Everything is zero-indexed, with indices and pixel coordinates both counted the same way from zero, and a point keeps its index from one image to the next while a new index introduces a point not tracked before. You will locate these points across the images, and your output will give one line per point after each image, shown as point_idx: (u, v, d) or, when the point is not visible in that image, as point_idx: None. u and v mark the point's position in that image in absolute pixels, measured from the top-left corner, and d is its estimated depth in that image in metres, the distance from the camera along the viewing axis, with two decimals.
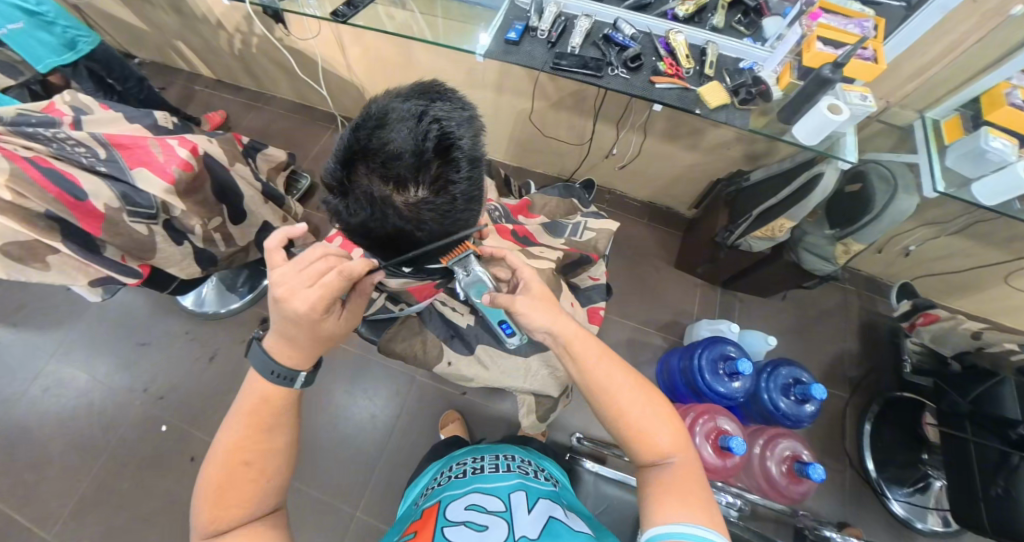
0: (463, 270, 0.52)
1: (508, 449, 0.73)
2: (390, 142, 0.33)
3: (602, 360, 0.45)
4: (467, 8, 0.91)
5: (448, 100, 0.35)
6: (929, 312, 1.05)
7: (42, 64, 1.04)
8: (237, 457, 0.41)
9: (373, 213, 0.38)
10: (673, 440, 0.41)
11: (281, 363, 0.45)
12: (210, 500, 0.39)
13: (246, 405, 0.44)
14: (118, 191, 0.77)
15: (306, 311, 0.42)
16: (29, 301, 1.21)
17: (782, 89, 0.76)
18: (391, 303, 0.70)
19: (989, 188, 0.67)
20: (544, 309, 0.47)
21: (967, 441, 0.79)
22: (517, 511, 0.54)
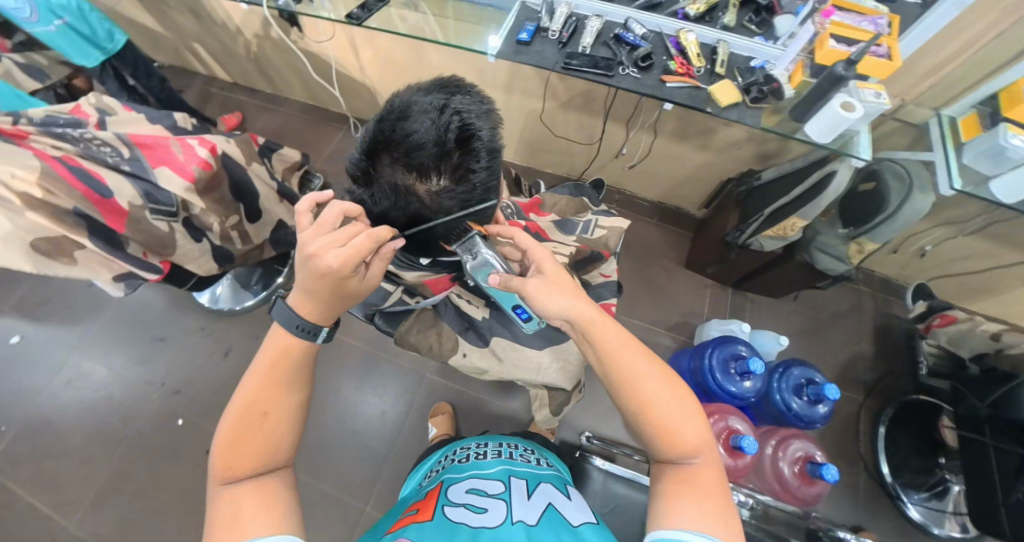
0: (469, 253, 0.54)
1: (511, 440, 0.76)
2: (413, 134, 0.34)
3: (626, 350, 0.44)
4: (479, 9, 0.93)
5: (469, 93, 0.36)
6: (946, 312, 1.02)
7: (93, 59, 1.15)
8: (251, 410, 0.41)
9: (397, 201, 0.40)
10: (697, 440, 0.40)
11: (306, 318, 0.45)
12: (223, 448, 0.39)
13: (260, 360, 0.45)
14: (142, 190, 0.80)
15: (333, 270, 0.40)
16: (53, 297, 1.24)
17: (794, 87, 0.76)
18: (407, 296, 0.71)
19: (1010, 187, 0.66)
20: (561, 295, 0.46)
21: (987, 444, 0.77)
22: (517, 495, 0.54)
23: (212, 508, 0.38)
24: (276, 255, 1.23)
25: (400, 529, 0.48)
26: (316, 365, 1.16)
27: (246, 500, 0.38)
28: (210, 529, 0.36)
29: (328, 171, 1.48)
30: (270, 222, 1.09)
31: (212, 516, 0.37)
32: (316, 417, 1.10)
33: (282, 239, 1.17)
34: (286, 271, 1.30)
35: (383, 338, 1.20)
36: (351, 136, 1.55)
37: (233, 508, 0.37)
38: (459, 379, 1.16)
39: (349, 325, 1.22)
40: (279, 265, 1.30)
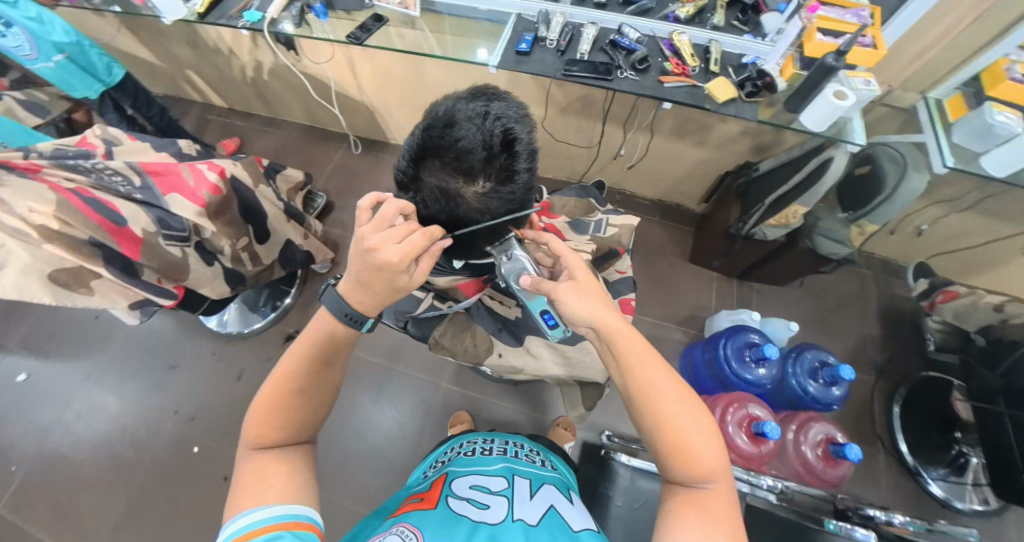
0: (505, 256, 0.56)
1: (518, 439, 0.78)
2: (460, 140, 0.36)
3: (648, 364, 0.44)
4: (476, 22, 0.95)
5: (506, 98, 0.38)
6: (948, 289, 1.06)
7: (92, 89, 1.15)
8: (293, 385, 0.45)
9: (446, 203, 0.43)
10: (712, 464, 0.40)
11: (355, 307, 0.47)
12: (259, 415, 0.44)
13: (303, 336, 0.48)
14: (154, 216, 0.80)
15: (390, 264, 0.42)
16: (60, 330, 1.23)
17: (786, 80, 0.79)
18: (438, 302, 0.76)
19: (1000, 161, 0.70)
20: (587, 301, 0.48)
21: (1002, 413, 0.78)
22: (521, 494, 0.55)
23: (239, 468, 0.41)
24: (284, 276, 1.23)
25: (403, 514, 0.49)
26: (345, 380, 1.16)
27: (269, 466, 0.41)
28: (235, 487, 0.40)
29: (331, 189, 1.50)
30: (279, 242, 1.09)
31: (239, 474, 0.41)
32: (334, 434, 1.09)
33: (292, 257, 1.16)
34: (294, 291, 1.29)
35: (398, 351, 1.20)
36: (352, 154, 1.57)
37: (257, 472, 0.41)
38: (477, 387, 1.16)
39: (362, 340, 1.22)
40: (287, 286, 1.30)
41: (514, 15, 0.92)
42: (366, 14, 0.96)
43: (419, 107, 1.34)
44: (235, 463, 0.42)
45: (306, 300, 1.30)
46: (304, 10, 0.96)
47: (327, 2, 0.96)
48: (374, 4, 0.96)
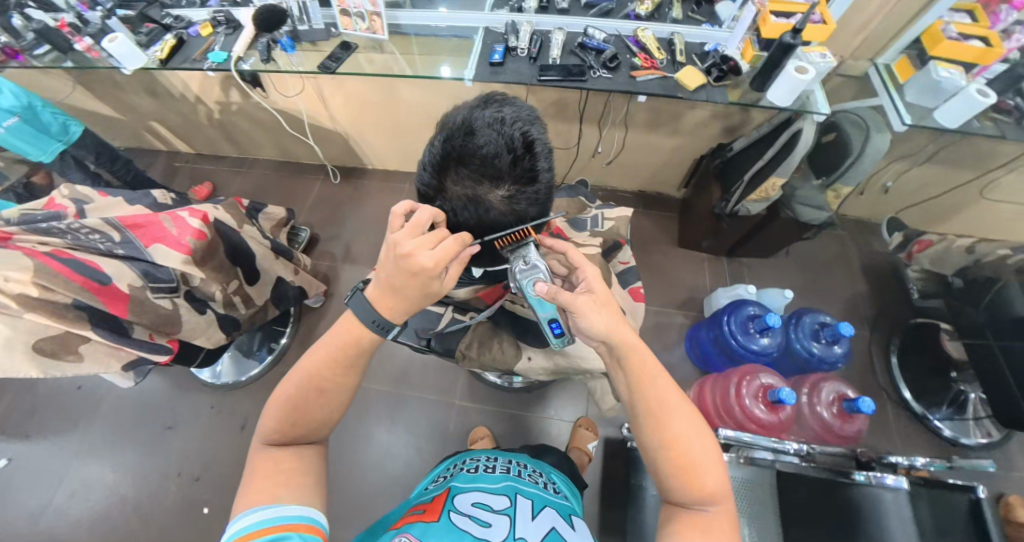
0: (521, 260, 0.50)
1: (519, 457, 0.69)
2: (483, 146, 0.38)
3: (659, 383, 0.45)
4: (443, 40, 0.97)
5: (516, 104, 0.41)
6: (921, 239, 1.15)
7: (49, 150, 1.10)
8: (315, 383, 0.45)
9: (474, 209, 0.44)
10: (715, 486, 0.41)
11: (381, 313, 0.45)
12: (281, 412, 0.44)
13: (333, 335, 0.47)
14: (140, 270, 0.77)
15: (425, 270, 0.41)
16: (40, 407, 1.16)
17: (748, 62, 0.83)
18: (459, 314, 0.76)
19: (950, 113, 0.77)
20: (608, 315, 0.47)
21: (992, 345, 0.83)
22: (522, 514, 0.49)
23: (252, 459, 0.42)
24: (278, 315, 1.19)
25: (405, 526, 0.47)
26: (351, 414, 1.12)
27: (279, 463, 0.42)
28: (247, 478, 0.41)
29: (315, 222, 1.48)
30: (271, 280, 1.06)
31: (252, 467, 0.41)
32: (351, 468, 1.06)
33: (285, 295, 1.12)
34: (290, 330, 1.25)
35: (408, 375, 1.18)
36: (332, 184, 1.56)
37: (270, 467, 0.41)
38: (494, 398, 1.15)
39: (368, 369, 1.19)
40: (282, 325, 1.26)
41: (482, 29, 0.94)
42: (334, 43, 0.96)
43: (395, 129, 1.34)
44: (248, 453, 0.43)
45: (304, 337, 1.26)
46: (270, 45, 0.95)
47: (294, 36, 0.96)
48: (341, 33, 0.97)
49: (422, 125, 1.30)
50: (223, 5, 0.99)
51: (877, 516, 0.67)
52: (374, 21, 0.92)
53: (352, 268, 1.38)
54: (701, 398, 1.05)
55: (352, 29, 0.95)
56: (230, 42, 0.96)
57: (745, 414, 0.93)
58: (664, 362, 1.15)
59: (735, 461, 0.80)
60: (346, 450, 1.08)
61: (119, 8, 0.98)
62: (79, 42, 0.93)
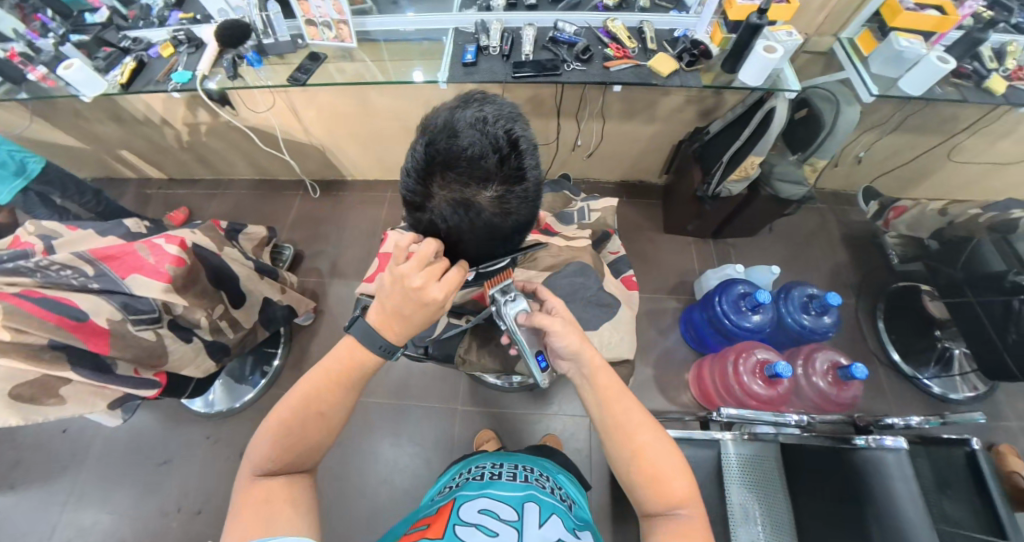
0: (504, 294, 0.55)
1: (526, 461, 0.68)
2: (468, 147, 0.38)
3: (622, 397, 0.47)
4: (413, 44, 0.96)
5: (496, 102, 0.41)
6: (896, 206, 1.16)
7: (12, 187, 1.05)
8: (310, 407, 0.44)
9: (464, 213, 0.43)
10: (684, 492, 0.42)
11: (388, 338, 0.46)
12: (275, 439, 0.43)
13: (333, 358, 0.47)
14: (118, 302, 0.74)
15: (436, 302, 0.44)
16: (25, 455, 1.11)
17: (718, 46, 0.85)
18: (455, 318, 0.74)
19: (915, 81, 0.80)
20: (574, 335, 0.50)
21: (972, 303, 0.87)
22: (529, 524, 0.48)
23: (242, 491, 0.41)
24: (268, 337, 1.16)
25: None
26: (353, 431, 1.10)
27: (273, 494, 0.40)
28: (239, 512, 0.39)
29: (298, 239, 1.45)
30: (257, 301, 1.03)
31: (242, 501, 0.40)
32: (358, 485, 1.04)
33: (273, 316, 1.09)
34: (281, 351, 1.22)
35: (408, 384, 1.17)
36: (312, 199, 1.54)
37: (262, 499, 0.40)
38: (496, 399, 1.14)
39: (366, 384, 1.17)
40: (273, 347, 1.23)
41: (451, 30, 0.93)
42: (302, 55, 0.94)
43: (372, 138, 1.32)
44: (238, 484, 0.41)
45: (297, 356, 1.24)
46: (236, 61, 0.92)
47: (259, 50, 0.93)
48: (308, 43, 0.95)
49: (400, 132, 1.29)
50: (182, 23, 0.96)
51: (880, 475, 0.68)
52: (341, 29, 0.90)
53: (340, 282, 1.36)
54: (700, 379, 1.08)
55: (320, 39, 0.94)
56: (193, 61, 0.93)
57: (745, 391, 0.94)
58: (660, 347, 1.17)
59: (740, 438, 0.79)
60: (351, 468, 1.06)
61: (73, 34, 0.95)
62: (31, 72, 0.90)
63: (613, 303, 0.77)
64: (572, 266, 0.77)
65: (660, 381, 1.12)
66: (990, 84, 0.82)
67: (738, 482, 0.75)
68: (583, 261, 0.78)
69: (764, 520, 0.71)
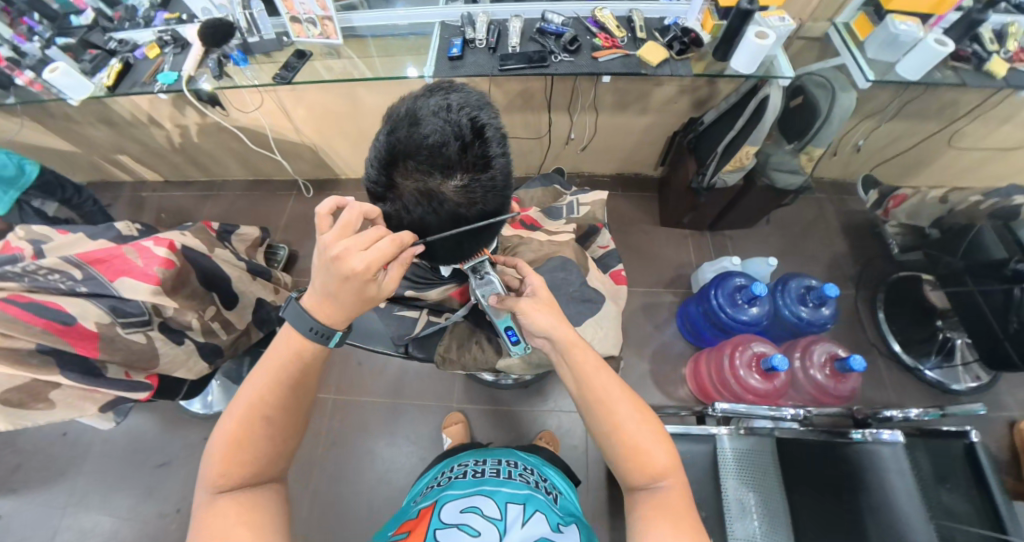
0: (477, 275, 0.56)
1: (512, 455, 0.67)
2: (429, 135, 0.37)
3: (598, 374, 0.46)
4: (401, 39, 0.94)
5: (463, 90, 0.40)
6: (896, 194, 1.14)
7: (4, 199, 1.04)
8: (257, 414, 0.44)
9: (429, 204, 0.43)
10: (664, 463, 0.42)
11: (320, 320, 0.45)
12: (224, 456, 0.42)
13: (274, 355, 0.46)
14: (106, 306, 0.74)
15: (357, 274, 0.40)
16: (25, 460, 1.12)
17: (709, 33, 0.83)
18: (435, 316, 0.73)
19: (914, 64, 0.78)
20: (549, 314, 0.49)
21: (972, 292, 0.85)
22: (512, 525, 0.47)
23: (199, 514, 0.40)
24: (263, 338, 1.15)
25: None
26: (347, 431, 1.10)
27: (229, 510, 0.40)
28: (199, 535, 0.39)
29: (292, 239, 1.45)
30: (250, 302, 1.01)
31: (201, 520, 0.40)
32: (354, 485, 1.04)
33: (267, 317, 1.08)
34: None
35: (402, 383, 1.17)
36: (306, 199, 1.53)
37: (222, 518, 0.39)
38: (490, 396, 1.14)
39: (361, 383, 1.17)
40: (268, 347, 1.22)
41: (437, 24, 0.92)
42: (288, 53, 0.93)
43: (362, 136, 1.31)
44: (195, 508, 0.41)
45: None
46: (221, 61, 0.91)
47: (244, 49, 0.92)
48: (294, 41, 0.94)
49: None
50: (168, 24, 0.95)
51: (875, 468, 0.68)
52: (326, 26, 0.89)
53: None
54: (697, 373, 1.07)
55: (305, 37, 0.92)
56: (179, 61, 0.92)
57: (743, 386, 0.93)
58: (656, 341, 1.16)
59: (735, 433, 0.78)
60: (346, 467, 1.06)
61: (59, 37, 0.94)
62: (19, 76, 0.90)
63: (601, 298, 0.77)
64: (555, 261, 0.76)
65: (656, 376, 1.11)
66: (990, 66, 0.80)
67: (734, 477, 0.74)
68: (568, 256, 0.77)
69: (761, 515, 0.69)
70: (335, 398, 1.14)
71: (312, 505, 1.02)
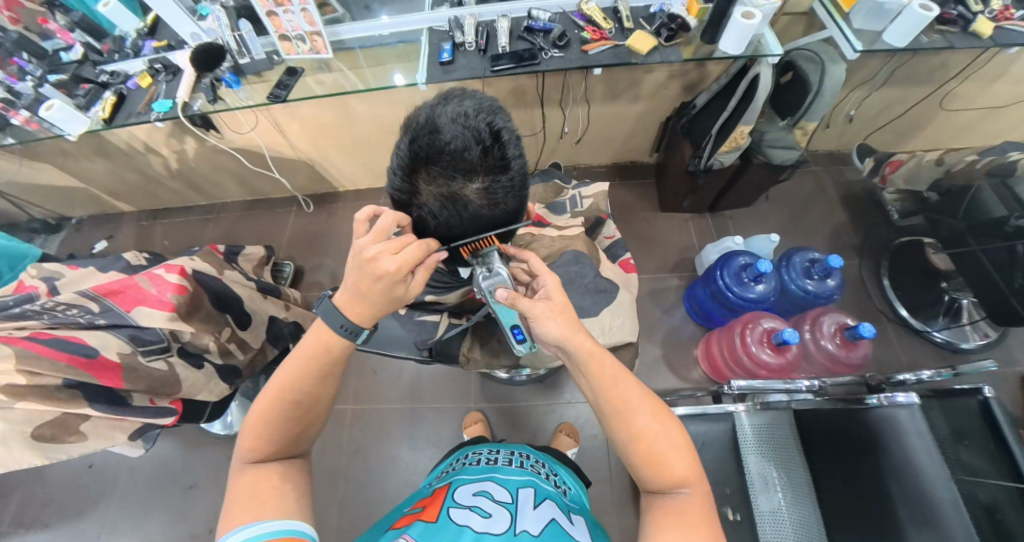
0: (484, 268, 0.54)
1: (524, 448, 0.68)
2: (450, 141, 0.39)
3: (616, 381, 0.47)
4: (389, 48, 0.95)
5: (476, 98, 0.42)
6: (892, 160, 1.14)
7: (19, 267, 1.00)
8: (287, 398, 0.45)
9: (452, 207, 0.44)
10: (686, 472, 0.42)
11: (351, 319, 0.46)
12: (257, 432, 0.44)
13: (305, 344, 0.47)
14: (126, 336, 0.75)
15: (390, 274, 0.43)
16: (53, 494, 1.13)
17: (695, 16, 0.83)
18: (456, 318, 0.75)
19: (899, 32, 0.79)
20: (561, 321, 0.49)
21: (975, 251, 0.86)
22: (524, 506, 0.48)
23: (229, 482, 0.42)
24: (279, 355, 1.16)
25: (405, 525, 0.45)
26: (369, 438, 1.12)
27: (258, 479, 0.42)
28: (228, 501, 0.40)
29: (297, 255, 1.46)
30: (263, 321, 1.02)
31: (231, 487, 0.41)
32: (381, 491, 1.06)
33: (281, 333, 1.09)
34: None
35: (419, 387, 1.18)
36: (306, 213, 1.54)
37: (250, 487, 0.41)
38: (507, 393, 1.15)
39: (378, 390, 1.18)
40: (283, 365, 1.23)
41: (425, 30, 0.92)
42: (279, 71, 0.93)
43: (358, 146, 1.32)
44: (229, 478, 0.43)
45: None
46: (214, 84, 0.92)
47: (236, 70, 0.93)
48: (284, 59, 0.93)
49: (384, 137, 1.28)
50: (157, 52, 0.95)
51: (895, 432, 0.69)
52: (316, 41, 0.89)
53: None
54: (709, 352, 1.08)
55: (295, 53, 0.92)
56: (173, 89, 0.93)
57: (755, 362, 0.94)
58: (666, 325, 1.17)
59: (753, 408, 0.80)
60: (372, 474, 1.08)
61: (50, 75, 0.94)
62: (15, 116, 0.89)
63: (612, 287, 0.78)
64: (567, 254, 0.77)
65: (669, 360, 1.13)
66: (976, 27, 0.80)
67: (755, 451, 0.75)
68: (578, 248, 0.78)
69: (785, 487, 0.71)
70: (355, 409, 1.16)
71: (341, 513, 1.04)
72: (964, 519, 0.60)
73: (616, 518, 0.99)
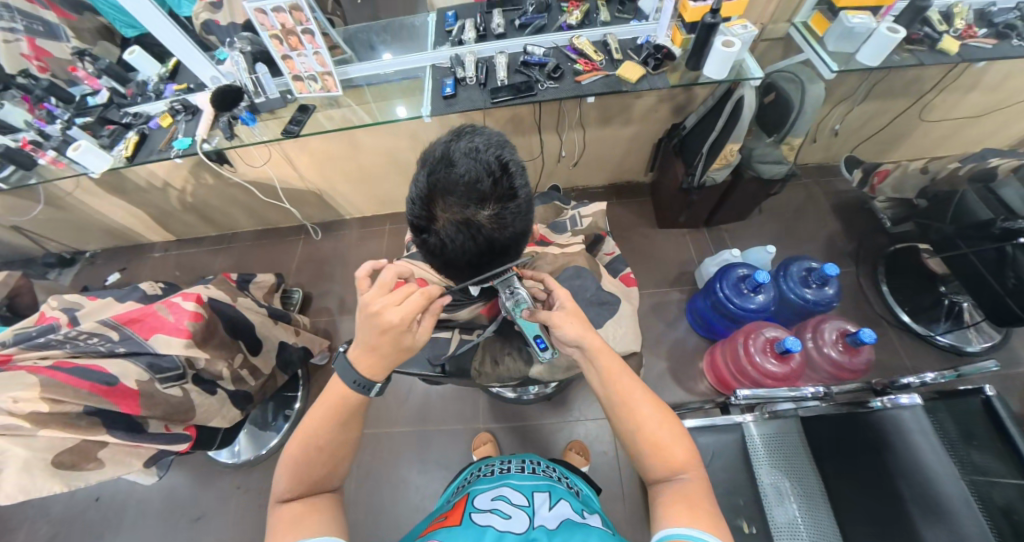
0: (506, 290, 0.57)
1: (534, 455, 0.69)
2: (464, 172, 0.43)
3: (622, 375, 0.50)
4: (394, 84, 1.01)
5: (485, 133, 0.46)
6: (879, 170, 1.19)
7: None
8: (312, 443, 0.47)
9: (466, 232, 0.47)
10: (684, 458, 0.44)
11: (362, 374, 0.49)
12: (287, 470, 0.47)
13: (328, 395, 0.50)
14: (144, 363, 0.77)
15: (395, 324, 0.47)
16: (61, 529, 1.12)
17: (680, 46, 0.89)
18: (466, 334, 0.78)
19: (872, 52, 0.84)
20: (577, 323, 0.53)
21: (967, 254, 0.88)
22: (540, 508, 0.49)
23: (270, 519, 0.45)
24: (288, 380, 1.18)
25: (430, 532, 0.46)
26: (377, 462, 1.12)
27: (293, 516, 0.44)
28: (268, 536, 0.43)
29: (304, 281, 1.50)
30: (274, 346, 1.05)
31: (272, 524, 0.44)
32: (391, 517, 1.04)
33: (290, 358, 1.11)
34: (300, 393, 1.24)
35: (427, 408, 1.18)
36: (314, 240, 1.59)
37: (286, 523, 0.44)
38: (516, 411, 1.16)
39: (387, 412, 1.19)
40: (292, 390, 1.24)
41: (428, 67, 0.99)
42: (292, 109, 0.99)
43: (364, 175, 1.38)
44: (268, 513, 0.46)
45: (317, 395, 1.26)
46: (231, 122, 0.97)
47: (252, 108, 0.99)
48: (297, 97, 1.00)
49: (389, 165, 1.34)
50: (178, 94, 1.02)
51: (899, 432, 0.69)
52: (326, 81, 0.95)
53: (350, 318, 1.39)
54: (714, 364, 1.09)
55: (307, 92, 0.98)
56: (191, 127, 0.99)
57: (760, 372, 0.95)
58: (670, 338, 1.18)
59: (761, 419, 0.80)
60: (382, 498, 1.07)
61: (78, 117, 1.00)
62: (42, 157, 0.94)
63: (614, 300, 0.81)
64: (569, 269, 0.80)
65: (675, 373, 1.13)
66: (942, 45, 0.86)
67: (766, 462, 0.76)
68: (579, 263, 0.82)
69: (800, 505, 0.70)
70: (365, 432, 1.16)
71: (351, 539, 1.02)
72: (975, 515, 0.60)
73: (630, 537, 0.97)
